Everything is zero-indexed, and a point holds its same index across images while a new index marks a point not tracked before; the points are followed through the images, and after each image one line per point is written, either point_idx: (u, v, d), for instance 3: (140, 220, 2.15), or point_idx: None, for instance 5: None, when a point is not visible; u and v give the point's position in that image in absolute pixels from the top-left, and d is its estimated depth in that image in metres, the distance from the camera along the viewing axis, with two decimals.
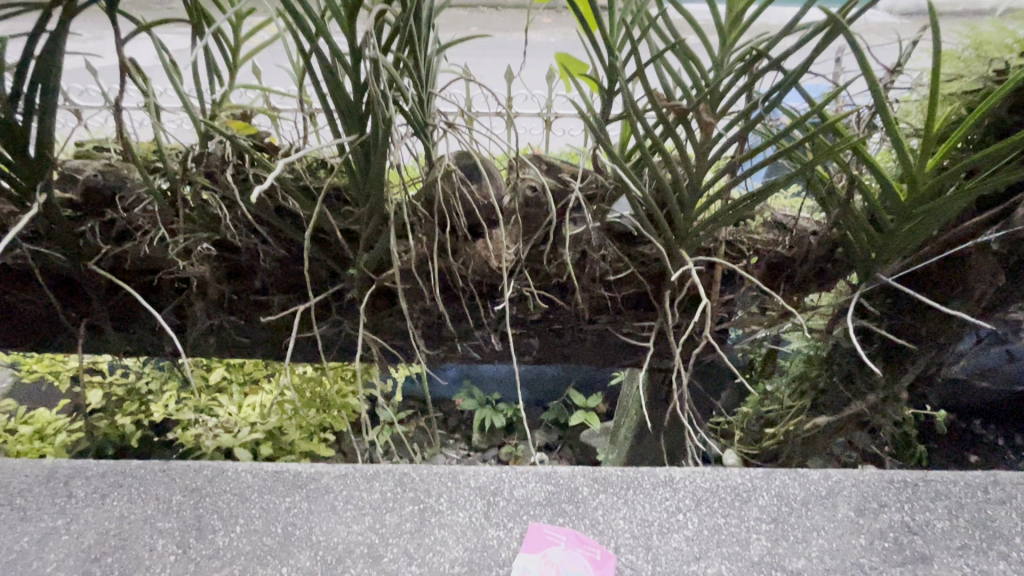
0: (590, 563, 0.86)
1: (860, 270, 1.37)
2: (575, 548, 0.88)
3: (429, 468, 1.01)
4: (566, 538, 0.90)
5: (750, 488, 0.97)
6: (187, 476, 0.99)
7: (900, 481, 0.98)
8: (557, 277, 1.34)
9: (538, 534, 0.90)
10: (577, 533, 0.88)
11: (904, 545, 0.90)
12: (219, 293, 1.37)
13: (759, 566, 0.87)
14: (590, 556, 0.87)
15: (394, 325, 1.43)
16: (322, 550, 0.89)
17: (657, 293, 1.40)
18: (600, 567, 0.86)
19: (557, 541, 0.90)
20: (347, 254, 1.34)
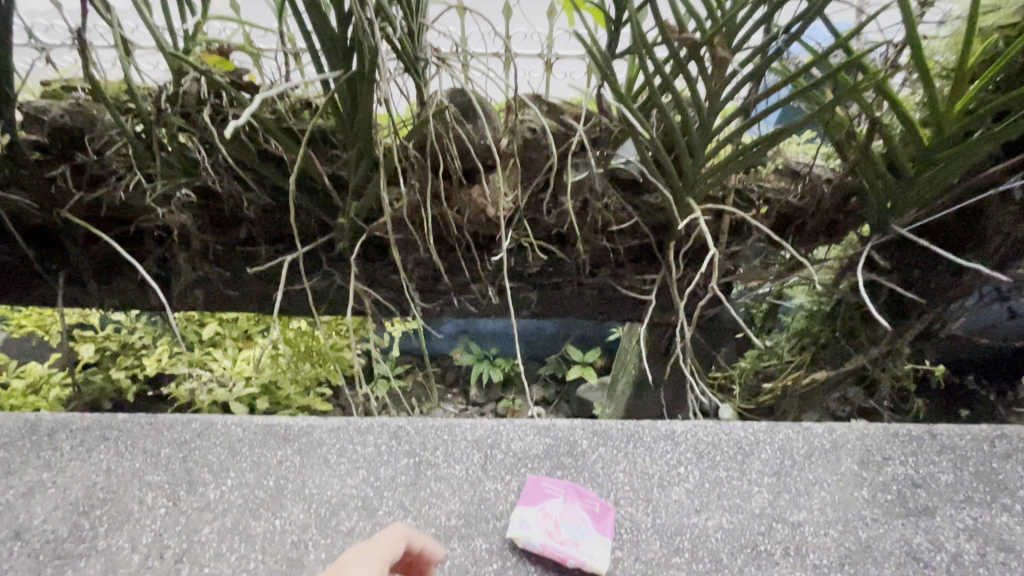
0: (590, 516, 0.85)
1: (873, 220, 1.31)
2: (575, 501, 0.86)
3: (424, 421, 0.96)
4: (565, 491, 0.87)
5: (753, 442, 0.94)
6: (175, 429, 0.95)
7: (907, 435, 0.95)
8: (557, 227, 1.28)
9: (536, 488, 0.88)
10: (577, 487, 0.86)
11: (907, 498, 0.89)
12: (203, 244, 1.30)
13: (761, 518, 0.86)
14: (590, 509, 0.86)
15: (387, 278, 1.38)
16: (315, 503, 0.87)
17: (662, 244, 1.34)
18: (600, 519, 0.85)
19: (556, 495, 0.87)
20: (336, 202, 1.27)
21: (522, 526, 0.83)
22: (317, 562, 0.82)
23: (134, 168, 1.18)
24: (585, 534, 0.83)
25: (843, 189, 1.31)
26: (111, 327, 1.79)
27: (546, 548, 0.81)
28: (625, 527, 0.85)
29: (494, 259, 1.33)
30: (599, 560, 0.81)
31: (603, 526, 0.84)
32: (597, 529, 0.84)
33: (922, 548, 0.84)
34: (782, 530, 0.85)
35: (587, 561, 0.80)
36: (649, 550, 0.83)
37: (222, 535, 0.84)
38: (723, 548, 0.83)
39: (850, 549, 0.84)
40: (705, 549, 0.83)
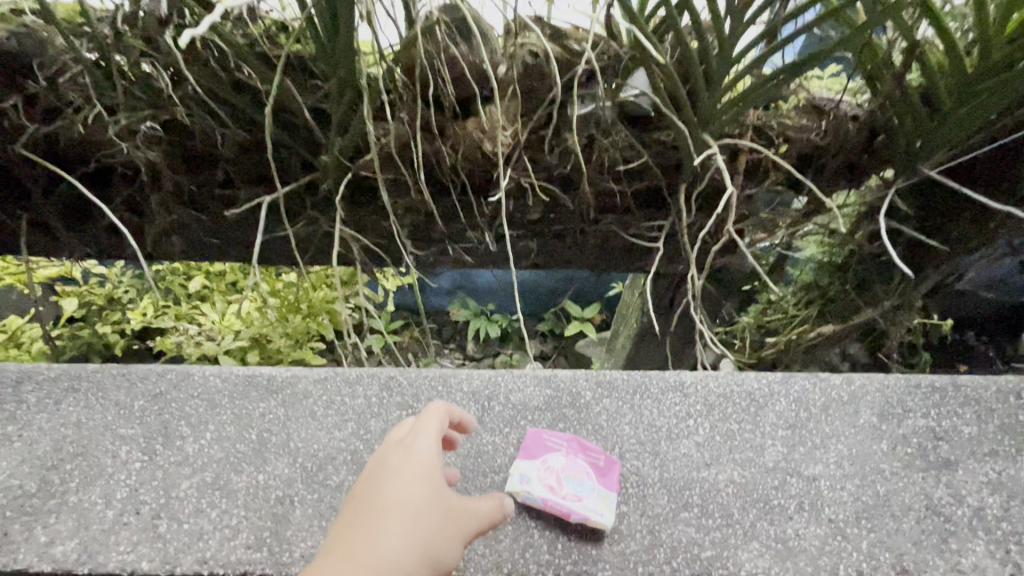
0: (594, 470, 0.79)
1: (899, 162, 1.22)
2: (578, 454, 0.80)
3: (418, 372, 0.92)
4: (568, 444, 0.81)
5: (766, 394, 0.89)
6: (149, 380, 0.89)
7: (928, 386, 0.90)
8: (559, 167, 1.18)
9: (537, 441, 0.82)
10: (580, 439, 0.80)
11: (928, 450, 0.84)
12: (176, 185, 1.20)
13: (774, 472, 0.81)
14: (594, 463, 0.80)
15: (376, 224, 1.29)
16: (301, 457, 0.82)
17: (671, 186, 1.25)
18: (605, 474, 0.79)
19: (557, 448, 0.81)
20: (319, 138, 1.15)
21: (522, 480, 0.77)
22: (304, 518, 0.76)
23: (91, 98, 1.06)
24: (589, 489, 0.76)
25: (871, 127, 1.20)
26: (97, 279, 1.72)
27: (548, 503, 0.75)
28: (630, 481, 0.80)
29: (491, 204, 1.23)
30: (604, 516, 0.74)
31: (608, 481, 0.78)
32: (601, 484, 0.78)
33: (944, 502, 0.79)
34: (797, 484, 0.80)
35: (591, 516, 0.74)
36: (657, 505, 0.78)
37: (201, 491, 0.78)
38: (735, 503, 0.78)
39: (868, 503, 0.78)
40: (715, 503, 0.78)
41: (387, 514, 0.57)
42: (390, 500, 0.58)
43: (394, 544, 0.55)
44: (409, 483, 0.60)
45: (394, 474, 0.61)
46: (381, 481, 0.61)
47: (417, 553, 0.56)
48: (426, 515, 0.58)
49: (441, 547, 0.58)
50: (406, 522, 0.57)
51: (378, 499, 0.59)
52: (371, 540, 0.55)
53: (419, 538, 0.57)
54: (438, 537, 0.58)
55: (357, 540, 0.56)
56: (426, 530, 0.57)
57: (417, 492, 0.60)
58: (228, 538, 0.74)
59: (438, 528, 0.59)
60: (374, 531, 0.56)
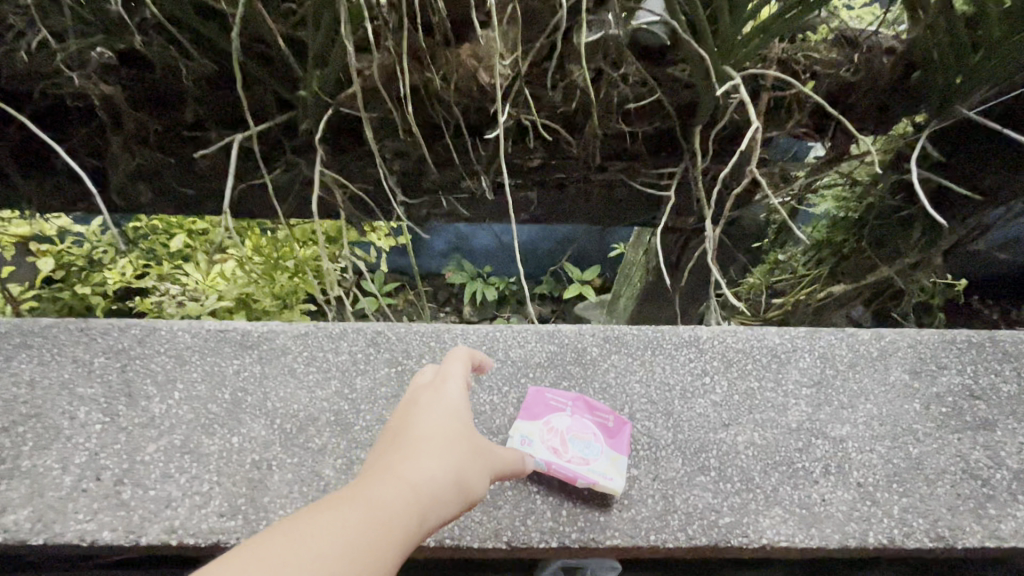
0: (601, 431, 0.72)
1: (936, 102, 1.11)
2: (585, 414, 0.73)
3: (407, 327, 0.84)
4: (574, 404, 0.74)
5: (789, 350, 0.82)
6: (111, 335, 0.80)
7: (965, 341, 0.83)
8: (563, 105, 1.07)
9: (539, 400, 0.75)
10: (588, 398, 0.73)
11: (964, 410, 0.77)
12: (137, 125, 1.08)
13: (798, 434, 0.74)
14: (602, 424, 0.73)
15: (363, 171, 1.18)
16: (279, 418, 0.74)
17: (685, 128, 1.14)
18: (614, 436, 0.72)
19: (562, 407, 0.74)
20: (295, 71, 1.02)
21: (523, 442, 0.70)
22: (283, 483, 0.69)
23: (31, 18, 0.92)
24: (596, 451, 0.70)
25: (908, 62, 1.08)
26: (73, 239, 1.58)
27: (551, 467, 0.68)
28: (641, 443, 0.73)
29: (488, 147, 1.12)
30: (614, 480, 0.68)
31: (617, 443, 0.72)
32: (610, 446, 0.71)
33: (981, 465, 0.73)
34: (822, 446, 0.73)
35: (599, 480, 0.67)
36: (670, 469, 0.71)
37: (169, 455, 0.71)
38: (755, 466, 0.71)
39: (899, 467, 0.72)
40: (733, 467, 0.71)
41: (419, 440, 0.51)
42: (423, 428, 0.53)
43: (429, 466, 0.49)
44: (437, 417, 0.55)
45: (424, 410, 0.56)
46: (410, 415, 0.55)
47: (451, 479, 0.50)
48: (459, 443, 0.53)
49: (473, 480, 0.52)
50: (439, 447, 0.51)
51: (407, 429, 0.53)
52: (406, 460, 0.48)
53: (454, 463, 0.51)
54: (472, 470, 0.52)
55: (389, 462, 0.49)
56: (459, 458, 0.52)
57: (450, 425, 0.55)
58: (200, 506, 0.67)
59: (470, 460, 0.53)
60: (407, 452, 0.50)
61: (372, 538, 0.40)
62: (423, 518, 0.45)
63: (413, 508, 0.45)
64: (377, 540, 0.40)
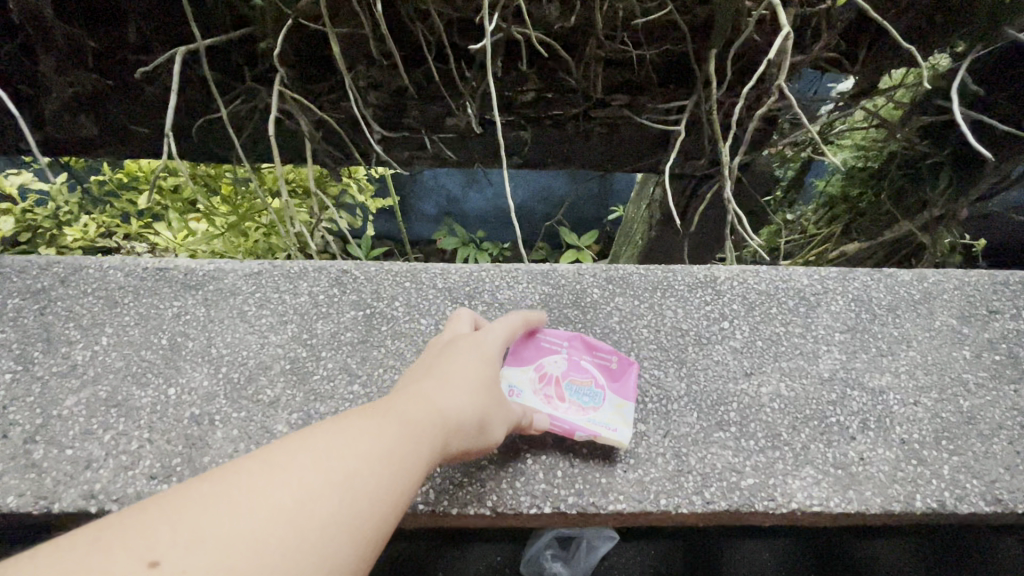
0: (602, 374, 0.62)
1: (982, 23, 0.98)
2: (582, 356, 0.63)
3: (379, 266, 0.72)
4: (569, 344, 0.63)
5: (819, 292, 0.71)
6: (27, 274, 0.68)
7: (1018, 283, 0.72)
8: (560, 21, 0.93)
9: (527, 340, 0.63)
10: (587, 337, 0.62)
11: (1021, 358, 0.67)
12: (71, 41, 0.93)
13: (831, 384, 0.64)
14: (603, 367, 0.62)
15: (334, 102, 1.05)
16: (225, 367, 0.63)
17: (699, 52, 1.00)
18: (618, 379, 0.61)
19: (555, 349, 0.63)
20: None
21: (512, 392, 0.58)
22: (226, 441, 0.58)
23: None
24: (597, 398, 0.60)
25: None
26: (35, 196, 1.35)
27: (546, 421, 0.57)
28: (649, 395, 0.63)
29: (474, 73, 0.99)
30: (620, 432, 0.57)
31: (621, 387, 0.61)
32: (613, 391, 0.60)
33: None
34: (860, 399, 0.63)
35: (601, 432, 0.57)
36: (684, 424, 0.61)
37: (91, 408, 0.60)
38: (782, 421, 0.61)
39: (949, 421, 0.62)
40: (757, 422, 0.61)
41: (450, 371, 0.48)
42: (458, 361, 0.50)
43: (460, 397, 0.46)
44: (472, 355, 0.51)
45: (461, 345, 0.52)
46: (446, 348, 0.52)
47: (476, 416, 0.47)
48: (490, 384, 0.49)
49: (496, 424, 0.49)
50: (469, 383, 0.48)
51: (438, 362, 0.50)
52: (435, 389, 0.46)
53: (481, 397, 0.48)
54: (497, 412, 0.50)
55: (419, 387, 0.46)
56: (487, 398, 0.48)
57: (485, 362, 0.51)
58: (126, 467, 0.56)
59: (496, 398, 0.50)
60: (438, 382, 0.47)
61: (398, 456, 0.39)
62: (445, 447, 0.44)
63: (438, 438, 0.43)
64: (403, 459, 0.39)
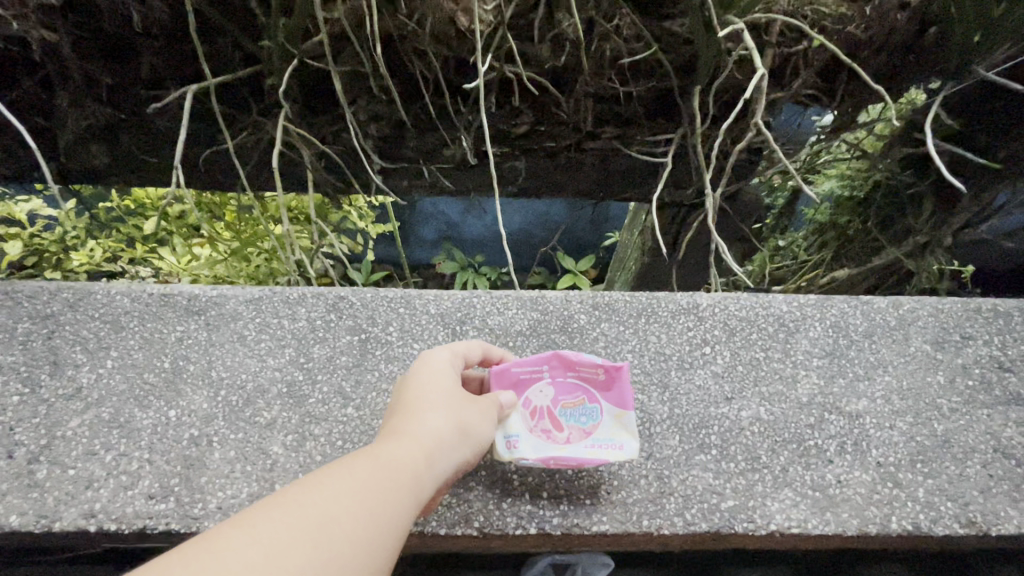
0: (592, 389, 0.62)
1: (953, 63, 1.02)
2: (565, 375, 0.63)
3: (375, 291, 0.75)
4: (548, 367, 0.63)
5: (798, 318, 0.73)
6: (37, 299, 0.71)
7: (992, 310, 0.75)
8: (551, 60, 0.98)
9: (506, 377, 0.62)
10: (565, 359, 0.62)
11: (993, 383, 0.69)
12: (87, 78, 0.99)
13: (809, 409, 0.66)
14: (591, 381, 0.63)
15: (337, 135, 1.09)
16: (224, 390, 0.66)
17: (685, 89, 1.05)
18: (610, 389, 0.62)
19: (536, 376, 0.63)
20: (257, 18, 0.93)
21: (508, 444, 0.58)
22: (223, 461, 0.61)
23: None
24: (593, 415, 0.61)
25: (923, 17, 1.00)
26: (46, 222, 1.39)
27: (551, 460, 0.58)
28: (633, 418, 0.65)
29: (470, 107, 1.04)
30: (625, 446, 0.60)
31: (616, 394, 0.62)
32: (608, 401, 0.62)
33: (1013, 443, 0.65)
34: (837, 422, 0.65)
35: (608, 451, 0.59)
36: (666, 447, 0.63)
37: (95, 430, 0.62)
38: (762, 444, 0.63)
39: (923, 445, 0.64)
40: (737, 445, 0.63)
41: (414, 401, 0.52)
42: (421, 388, 0.53)
43: (429, 420, 0.50)
44: (434, 378, 0.55)
45: (421, 371, 0.56)
46: (408, 381, 0.56)
47: (450, 429, 0.50)
48: (455, 398, 0.53)
49: (474, 429, 0.53)
50: (434, 405, 0.51)
51: (403, 397, 0.54)
52: (403, 423, 0.50)
53: (451, 420, 0.51)
54: (472, 419, 0.53)
55: (389, 428, 0.49)
56: (456, 411, 0.52)
57: (447, 381, 0.55)
58: (126, 487, 0.59)
59: (468, 415, 0.53)
60: (405, 414, 0.50)
61: (374, 487, 0.42)
62: (425, 467, 0.47)
63: (414, 460, 0.46)
64: (379, 492, 0.42)
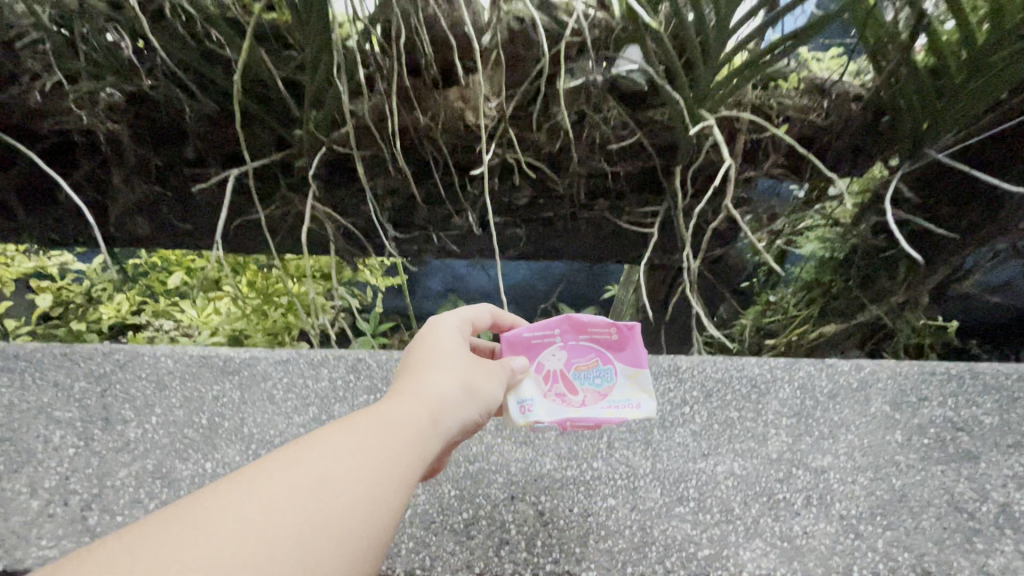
0: (604, 350, 0.70)
1: (907, 147, 1.14)
2: (578, 338, 0.70)
3: (390, 355, 0.84)
4: (561, 332, 0.70)
5: (769, 380, 0.81)
6: (94, 360, 0.80)
7: (945, 373, 0.82)
8: (548, 146, 1.12)
9: (521, 344, 0.69)
10: (575, 323, 0.69)
11: (947, 442, 0.76)
12: (141, 160, 1.13)
13: (779, 464, 0.74)
14: (604, 343, 0.70)
15: (356, 206, 1.22)
16: (254, 444, 0.74)
17: (668, 169, 1.18)
18: (620, 349, 0.70)
19: (549, 341, 0.70)
20: (293, 112, 1.08)
21: (528, 406, 0.65)
22: None
23: (51, 65, 0.99)
24: (607, 374, 0.69)
25: (875, 107, 1.14)
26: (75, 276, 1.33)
27: (570, 419, 0.65)
28: (619, 472, 0.73)
29: (476, 186, 1.16)
30: (640, 403, 0.68)
31: (627, 354, 0.70)
32: (620, 361, 0.70)
33: (966, 497, 0.71)
34: (804, 477, 0.72)
35: (623, 407, 0.67)
36: (649, 499, 0.70)
37: (139, 480, 0.71)
38: (735, 497, 0.70)
39: (882, 499, 0.71)
40: (713, 497, 0.70)
41: (421, 367, 0.57)
42: (427, 358, 0.59)
43: (435, 382, 0.55)
44: (439, 346, 0.60)
45: (427, 341, 0.61)
46: (416, 351, 0.61)
47: (455, 391, 0.55)
48: (459, 364, 0.58)
49: (479, 391, 0.57)
50: (438, 371, 0.56)
51: (411, 365, 0.58)
52: (410, 385, 0.54)
53: (455, 383, 0.56)
54: (477, 381, 0.58)
55: (397, 390, 0.54)
56: (461, 376, 0.57)
57: (451, 350, 0.60)
58: None
59: (473, 378, 0.58)
60: (412, 378, 0.55)
61: (380, 439, 0.46)
62: (432, 423, 0.51)
63: (420, 415, 0.50)
64: (385, 444, 0.46)
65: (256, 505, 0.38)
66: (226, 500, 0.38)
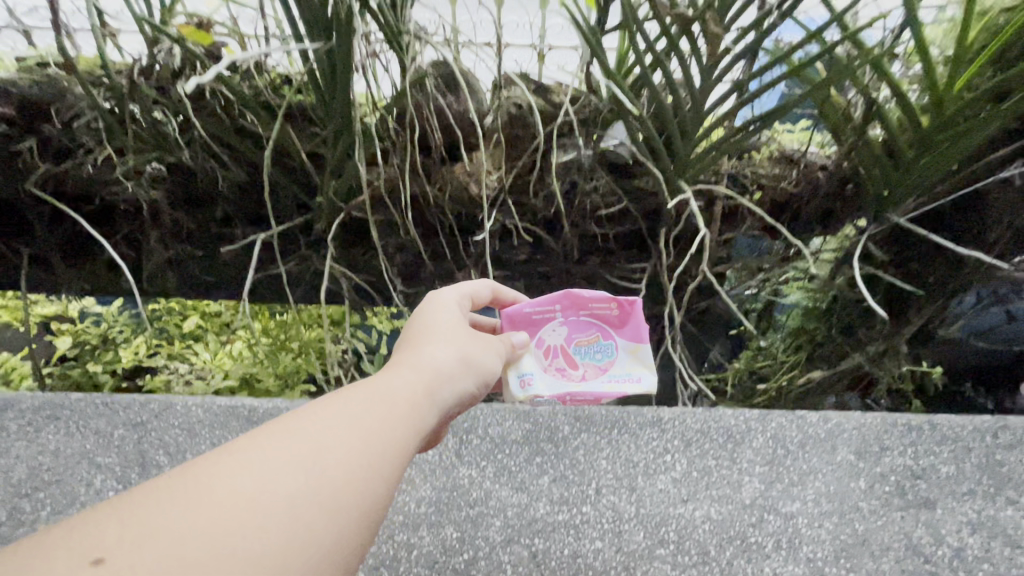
0: (603, 326, 0.82)
1: (871, 212, 1.25)
2: (579, 314, 0.82)
3: None
4: (562, 309, 0.82)
5: (744, 430, 0.87)
6: (130, 409, 0.88)
7: (904, 425, 0.86)
8: (545, 210, 1.24)
9: (526, 319, 0.81)
10: (575, 302, 0.80)
11: (907, 490, 0.84)
12: (174, 223, 1.25)
13: (751, 509, 0.82)
14: (605, 318, 0.82)
15: (368, 262, 1.33)
16: None
17: (653, 231, 1.29)
18: (619, 325, 0.82)
19: (551, 318, 0.82)
20: (314, 180, 1.21)
21: (528, 379, 0.79)
22: None
23: (104, 142, 1.13)
24: (608, 349, 0.82)
25: (840, 175, 1.26)
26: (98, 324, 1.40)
27: (569, 392, 0.79)
28: (606, 516, 0.81)
29: (478, 246, 1.27)
30: (639, 376, 0.81)
31: (626, 330, 0.82)
32: (620, 337, 0.82)
33: (921, 541, 0.81)
34: (774, 522, 0.81)
35: (620, 380, 0.80)
36: (633, 542, 0.80)
37: None
38: (711, 540, 0.80)
39: (847, 543, 0.80)
40: (691, 540, 0.80)
41: (420, 343, 0.66)
42: (426, 334, 0.67)
43: (432, 357, 0.63)
44: (436, 324, 0.69)
45: (426, 319, 0.70)
46: (417, 326, 0.70)
47: (449, 366, 0.64)
48: (453, 343, 0.67)
49: (469, 369, 0.66)
50: (435, 347, 0.65)
51: (412, 340, 0.67)
52: (410, 357, 0.63)
53: (450, 357, 0.65)
54: (470, 359, 0.67)
55: (400, 361, 0.63)
56: (454, 354, 0.66)
57: (446, 328, 0.69)
58: None
59: (465, 354, 0.67)
60: (412, 352, 0.64)
61: (382, 404, 0.54)
62: (428, 392, 0.60)
63: (417, 384, 0.59)
64: (386, 409, 0.54)
65: (276, 456, 0.46)
66: (252, 450, 0.46)
